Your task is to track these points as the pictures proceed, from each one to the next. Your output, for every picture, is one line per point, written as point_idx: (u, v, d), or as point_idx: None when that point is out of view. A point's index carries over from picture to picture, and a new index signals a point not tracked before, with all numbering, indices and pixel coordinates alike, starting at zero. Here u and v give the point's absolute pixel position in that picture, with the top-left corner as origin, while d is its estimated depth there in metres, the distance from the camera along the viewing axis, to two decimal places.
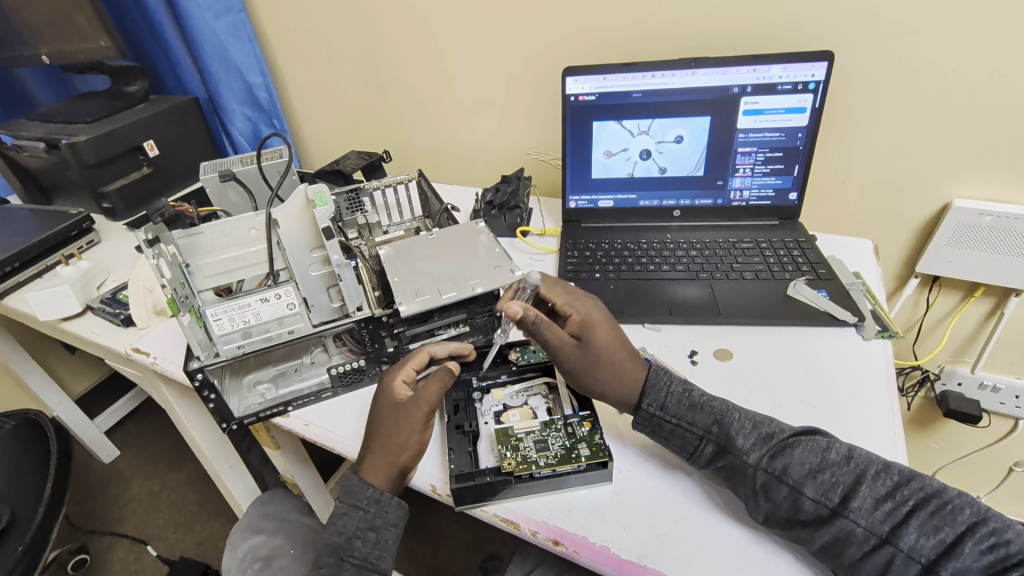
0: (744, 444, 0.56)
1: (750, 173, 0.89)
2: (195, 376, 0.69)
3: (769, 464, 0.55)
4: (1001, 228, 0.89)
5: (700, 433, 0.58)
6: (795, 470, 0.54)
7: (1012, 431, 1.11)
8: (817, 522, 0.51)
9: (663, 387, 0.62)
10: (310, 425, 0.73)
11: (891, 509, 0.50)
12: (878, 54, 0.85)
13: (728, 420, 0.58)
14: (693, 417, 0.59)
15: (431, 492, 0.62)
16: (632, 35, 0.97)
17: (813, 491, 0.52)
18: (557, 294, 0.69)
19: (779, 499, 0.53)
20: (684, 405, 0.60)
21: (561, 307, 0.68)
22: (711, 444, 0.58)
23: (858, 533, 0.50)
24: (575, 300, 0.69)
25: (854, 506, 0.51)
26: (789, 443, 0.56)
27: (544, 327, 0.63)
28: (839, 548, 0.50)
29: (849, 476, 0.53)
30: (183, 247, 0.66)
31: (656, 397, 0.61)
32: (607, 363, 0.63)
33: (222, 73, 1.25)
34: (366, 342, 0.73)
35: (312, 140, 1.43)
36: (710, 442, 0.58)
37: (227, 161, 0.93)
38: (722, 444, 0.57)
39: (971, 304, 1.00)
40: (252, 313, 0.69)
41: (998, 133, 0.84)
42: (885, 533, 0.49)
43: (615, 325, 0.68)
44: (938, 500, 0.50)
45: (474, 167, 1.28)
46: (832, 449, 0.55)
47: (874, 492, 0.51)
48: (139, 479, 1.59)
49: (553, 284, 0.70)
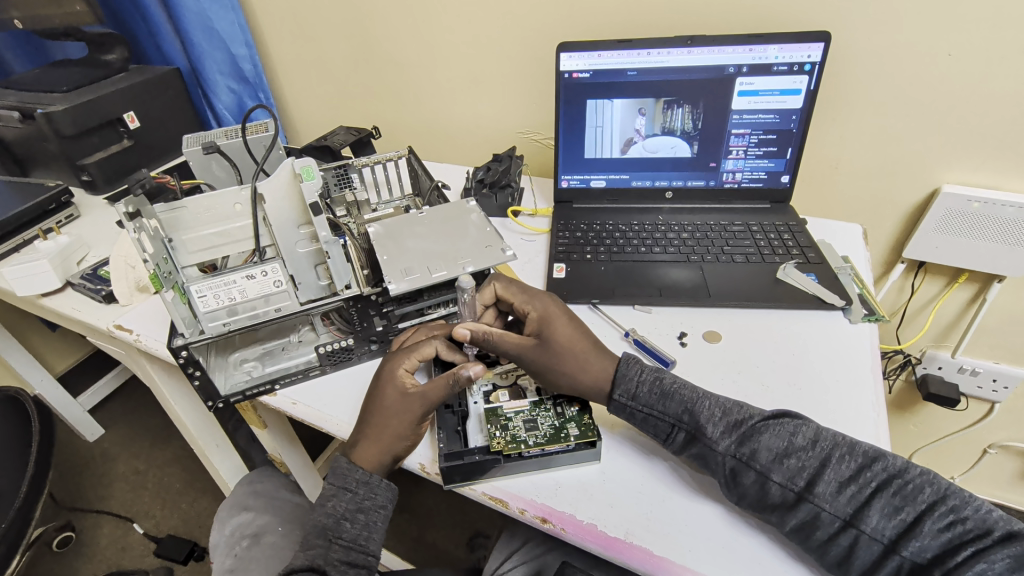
0: (714, 433, 0.56)
1: (743, 156, 0.89)
2: (180, 352, 0.67)
3: (738, 450, 0.55)
4: (988, 214, 0.90)
5: (672, 420, 0.59)
6: (763, 455, 0.54)
7: (988, 414, 1.13)
8: (784, 507, 0.52)
9: (633, 377, 0.61)
10: (298, 404, 0.72)
11: (854, 492, 0.51)
12: (875, 36, 0.84)
13: (697, 407, 0.58)
14: (664, 406, 0.60)
15: (419, 471, 0.62)
16: (627, 11, 0.95)
17: (780, 476, 0.53)
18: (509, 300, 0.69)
19: (747, 483, 0.54)
20: (655, 393, 0.60)
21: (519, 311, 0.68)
22: (683, 431, 0.58)
23: (822, 517, 0.51)
24: (527, 302, 0.68)
25: (819, 491, 0.52)
26: (758, 429, 0.56)
27: (498, 339, 0.63)
28: (806, 531, 0.51)
29: (814, 461, 0.53)
30: (165, 221, 0.64)
31: (627, 387, 0.61)
32: (571, 358, 0.62)
33: (205, 42, 1.21)
34: (355, 321, 0.72)
35: (299, 115, 1.40)
36: (682, 429, 0.58)
37: (211, 133, 0.90)
38: (693, 431, 0.58)
39: (955, 290, 1.02)
40: (238, 290, 0.67)
41: (988, 119, 0.84)
42: (848, 516, 0.50)
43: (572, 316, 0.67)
44: (899, 481, 0.51)
45: (465, 145, 1.26)
46: (799, 434, 0.55)
47: (838, 475, 0.52)
48: (124, 457, 1.58)
49: (505, 290, 0.70)
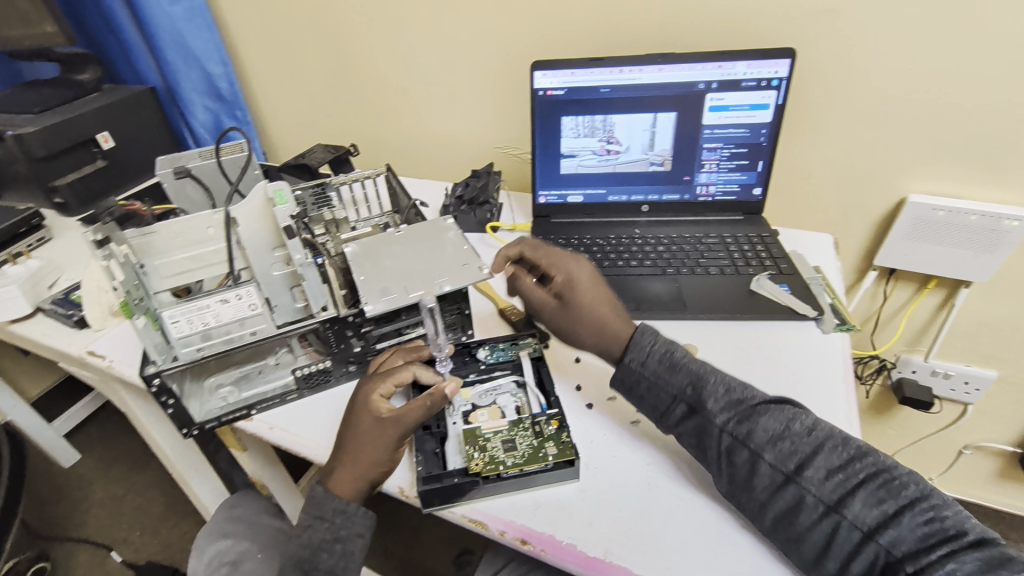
0: (715, 407, 0.57)
1: (715, 169, 0.90)
2: (153, 381, 0.66)
3: (734, 428, 0.56)
4: (953, 222, 0.92)
5: (676, 392, 0.60)
6: (758, 435, 0.55)
7: (962, 416, 1.16)
8: (772, 488, 0.53)
9: (646, 345, 0.63)
10: (275, 428, 0.71)
11: (842, 480, 0.51)
12: (840, 52, 0.87)
13: (704, 379, 0.59)
14: (670, 378, 0.60)
15: (398, 494, 0.61)
16: (600, 29, 0.97)
17: (771, 456, 0.53)
18: (544, 253, 0.74)
19: (739, 462, 0.55)
20: (665, 361, 0.61)
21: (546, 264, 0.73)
22: (683, 404, 0.59)
23: (806, 501, 0.51)
24: (560, 258, 0.73)
25: (808, 475, 0.52)
26: (758, 409, 0.56)
27: (526, 289, 0.74)
28: (788, 513, 0.52)
29: (807, 447, 0.53)
30: (136, 247, 0.64)
31: (638, 353, 0.63)
32: (586, 322, 0.69)
33: (180, 61, 1.20)
34: (332, 342, 0.72)
35: (277, 132, 1.39)
36: (683, 402, 0.59)
37: (185, 156, 0.89)
38: (695, 405, 0.58)
39: (925, 295, 1.04)
40: (212, 314, 0.67)
41: (949, 131, 0.87)
42: (831, 503, 0.50)
43: (601, 285, 0.72)
44: (884, 474, 0.51)
45: (444, 161, 1.27)
46: (796, 418, 0.55)
47: (828, 462, 0.52)
48: (102, 482, 1.54)
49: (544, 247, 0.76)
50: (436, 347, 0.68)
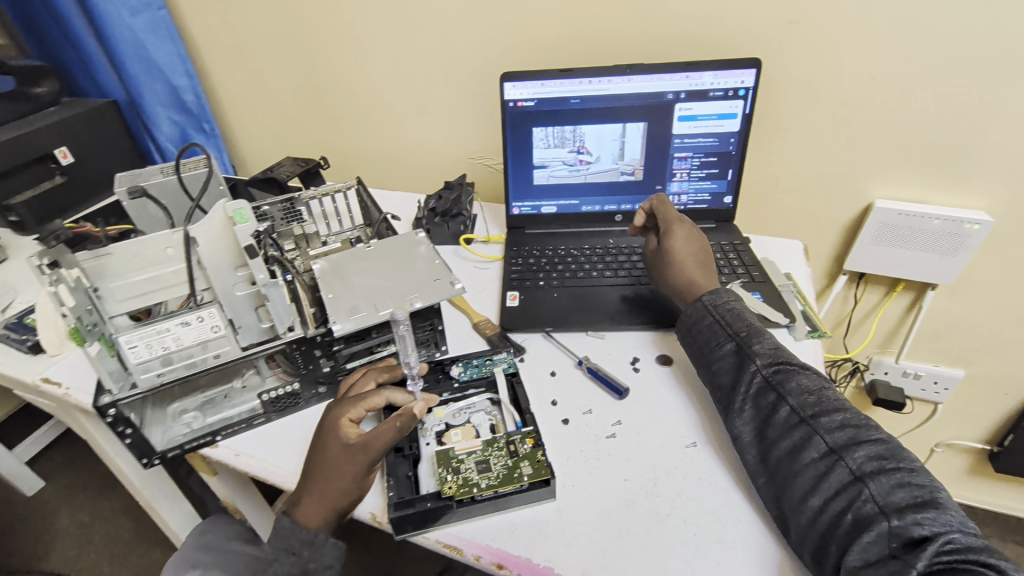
0: (758, 351, 0.62)
1: (687, 178, 0.91)
2: (107, 411, 0.62)
3: (769, 372, 0.61)
4: (917, 227, 0.94)
5: (730, 333, 0.66)
6: (790, 382, 0.59)
7: (932, 415, 1.18)
8: (785, 426, 0.57)
9: (723, 294, 0.70)
10: (241, 454, 0.69)
11: (852, 432, 0.54)
12: (803, 62, 0.88)
13: (761, 333, 0.65)
14: (732, 322, 0.67)
15: (370, 520, 0.59)
16: (569, 40, 0.97)
17: (795, 400, 0.58)
18: (664, 216, 0.83)
19: (765, 402, 0.60)
20: (734, 313, 0.68)
21: (664, 222, 0.82)
22: (731, 346, 0.65)
23: (813, 440, 0.55)
24: (676, 223, 0.81)
25: (822, 421, 0.55)
26: (797, 367, 0.61)
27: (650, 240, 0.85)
28: (793, 448, 0.55)
29: (833, 404, 0.57)
30: (89, 270, 0.61)
31: (715, 297, 0.70)
32: (674, 270, 0.78)
33: (143, 74, 1.16)
34: (299, 363, 0.69)
35: (246, 144, 1.35)
36: (732, 344, 0.65)
37: (145, 173, 0.86)
38: (741, 347, 0.64)
39: (894, 298, 1.06)
40: (172, 338, 0.64)
41: (910, 138, 0.89)
42: (836, 446, 0.53)
43: (702, 247, 0.80)
44: (894, 445, 0.52)
45: (417, 172, 1.25)
46: (831, 385, 0.59)
47: (846, 418, 0.55)
48: (67, 510, 1.47)
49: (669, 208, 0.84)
50: (404, 364, 0.66)
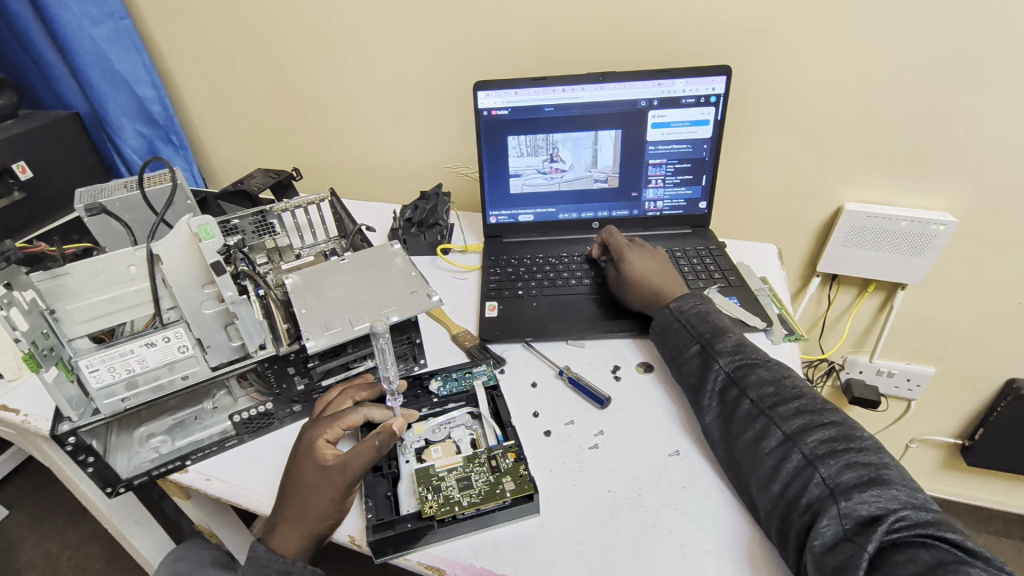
0: (721, 348, 0.65)
1: (662, 184, 0.91)
2: (67, 439, 0.60)
3: (732, 368, 0.63)
4: (886, 228, 0.96)
5: (696, 333, 0.68)
6: (750, 376, 0.62)
7: (906, 412, 1.21)
8: (747, 418, 0.59)
9: (690, 298, 0.73)
10: (213, 479, 0.66)
11: (807, 420, 0.56)
12: (771, 69, 0.90)
13: (723, 332, 0.67)
14: (697, 322, 0.69)
15: (349, 544, 0.57)
16: (541, 48, 0.98)
17: (754, 393, 0.60)
18: (616, 243, 0.86)
19: (728, 397, 0.62)
20: (698, 315, 0.70)
21: (614, 250, 0.85)
22: (696, 346, 0.68)
23: (770, 429, 0.57)
24: (627, 246, 0.85)
25: (779, 411, 0.58)
26: (758, 360, 0.63)
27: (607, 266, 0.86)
28: (753, 439, 0.58)
29: (790, 393, 0.59)
30: (46, 292, 0.58)
31: (681, 302, 0.73)
32: (638, 286, 0.79)
33: (106, 85, 1.12)
34: (273, 382, 0.67)
35: (216, 156, 1.32)
36: (697, 344, 0.68)
37: (107, 188, 0.83)
38: (705, 346, 0.67)
39: (866, 299, 1.09)
40: (137, 360, 0.61)
41: (876, 141, 0.92)
42: (791, 434, 0.56)
43: (659, 259, 0.82)
44: (846, 427, 0.55)
45: (393, 182, 1.24)
46: (790, 374, 0.61)
47: (802, 406, 0.57)
48: (32, 541, 1.40)
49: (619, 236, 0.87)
50: (384, 379, 0.62)
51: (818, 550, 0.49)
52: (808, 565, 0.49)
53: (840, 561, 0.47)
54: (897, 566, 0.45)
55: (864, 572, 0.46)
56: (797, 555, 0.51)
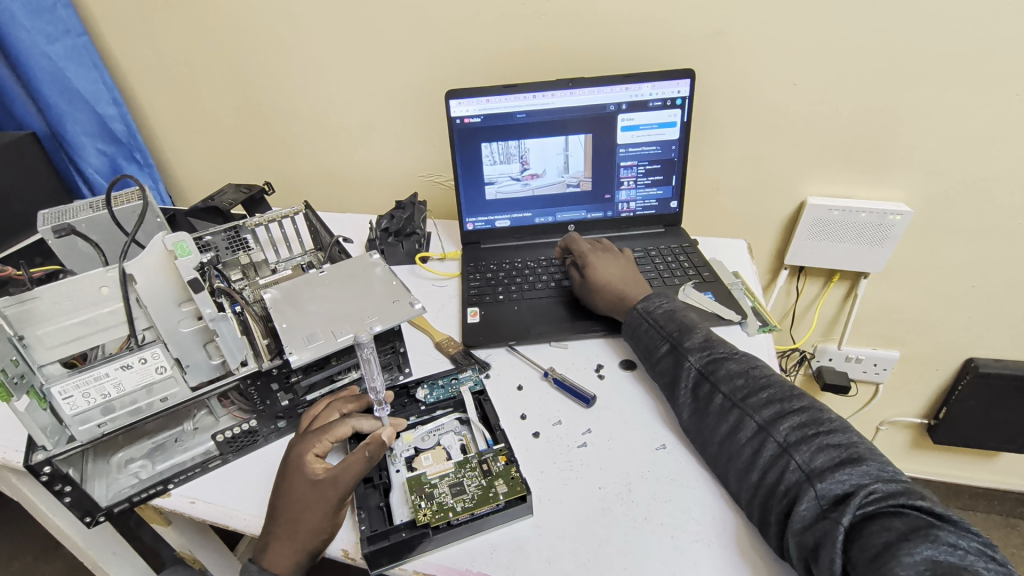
0: (690, 346, 0.67)
1: (634, 185, 0.93)
2: (41, 470, 0.57)
3: (702, 364, 0.65)
4: (847, 220, 1.01)
5: (664, 334, 0.71)
6: (720, 370, 0.64)
7: (875, 395, 1.26)
8: (720, 411, 0.62)
9: (655, 299, 0.75)
10: (197, 502, 0.65)
11: (779, 408, 0.58)
12: (732, 72, 0.93)
13: (690, 329, 0.69)
14: (664, 323, 0.72)
15: (343, 558, 0.57)
16: (510, 56, 0.99)
17: (727, 387, 0.62)
18: (578, 247, 0.86)
19: (701, 392, 0.64)
20: (665, 315, 0.72)
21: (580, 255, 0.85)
22: (666, 345, 0.70)
23: (744, 421, 0.59)
24: (590, 250, 0.85)
25: (751, 402, 0.60)
26: (725, 355, 0.65)
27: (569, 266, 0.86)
28: (728, 431, 0.60)
29: (759, 384, 0.61)
30: (12, 318, 0.56)
31: (648, 303, 0.75)
32: (604, 290, 0.80)
33: (64, 104, 1.09)
34: (256, 399, 0.66)
35: (183, 173, 1.29)
36: (667, 343, 0.70)
37: (72, 209, 0.80)
38: (674, 345, 0.69)
39: (832, 288, 1.13)
40: (112, 384, 0.60)
41: (834, 137, 0.96)
42: (764, 424, 0.58)
43: (620, 262, 0.84)
44: (814, 411, 0.57)
45: (367, 193, 1.23)
46: (758, 365, 0.63)
47: (771, 395, 0.60)
48: None
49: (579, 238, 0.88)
50: (372, 390, 0.62)
51: (799, 531, 0.51)
52: (792, 547, 0.51)
53: (819, 539, 0.49)
54: (873, 536, 0.47)
55: (842, 547, 0.48)
56: (779, 538, 0.53)
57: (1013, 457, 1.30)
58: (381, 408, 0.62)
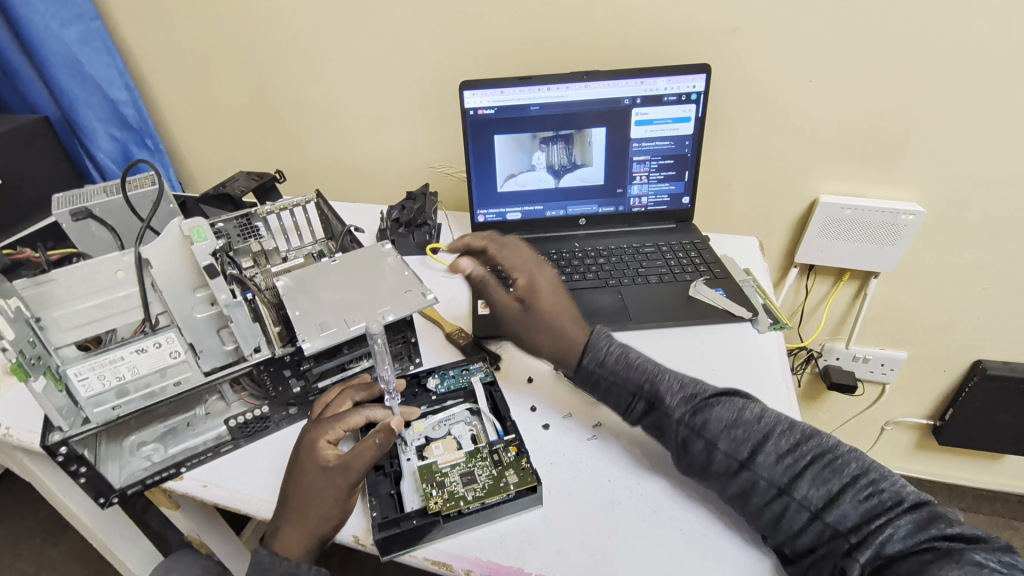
0: (672, 402, 0.61)
1: (646, 180, 0.93)
2: (58, 450, 0.58)
3: (690, 420, 0.59)
4: (859, 219, 1.00)
5: (634, 389, 0.64)
6: (712, 425, 0.58)
7: (881, 395, 1.26)
8: (726, 473, 0.56)
9: (604, 346, 0.67)
10: (210, 486, 0.65)
11: (791, 463, 0.54)
12: (748, 67, 0.92)
13: (657, 377, 0.63)
14: (628, 375, 0.65)
15: (353, 544, 0.57)
16: (524, 47, 0.99)
17: (725, 445, 0.57)
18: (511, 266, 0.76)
19: (695, 451, 0.58)
20: (623, 362, 0.65)
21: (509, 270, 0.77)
22: (643, 400, 0.63)
23: (758, 485, 0.54)
24: (529, 273, 0.76)
25: (760, 461, 0.55)
26: (710, 402, 0.60)
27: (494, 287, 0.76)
28: (742, 494, 0.55)
29: (758, 433, 0.57)
30: (30, 300, 0.57)
31: (595, 354, 0.67)
32: (546, 328, 0.71)
33: (77, 89, 1.09)
34: (269, 385, 0.67)
35: (194, 160, 1.30)
36: (642, 398, 0.63)
37: (87, 193, 0.81)
38: (653, 400, 0.62)
39: (841, 287, 1.13)
40: (127, 367, 0.60)
41: (849, 136, 0.95)
42: (782, 486, 0.54)
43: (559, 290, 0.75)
44: (829, 457, 0.54)
45: (377, 183, 1.23)
46: (748, 408, 0.59)
47: (777, 447, 0.56)
48: (7, 561, 1.35)
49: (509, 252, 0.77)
50: (381, 378, 0.62)
51: None
52: None
53: None
54: None
55: None
56: None
57: (1018, 460, 1.29)
58: (391, 397, 0.63)
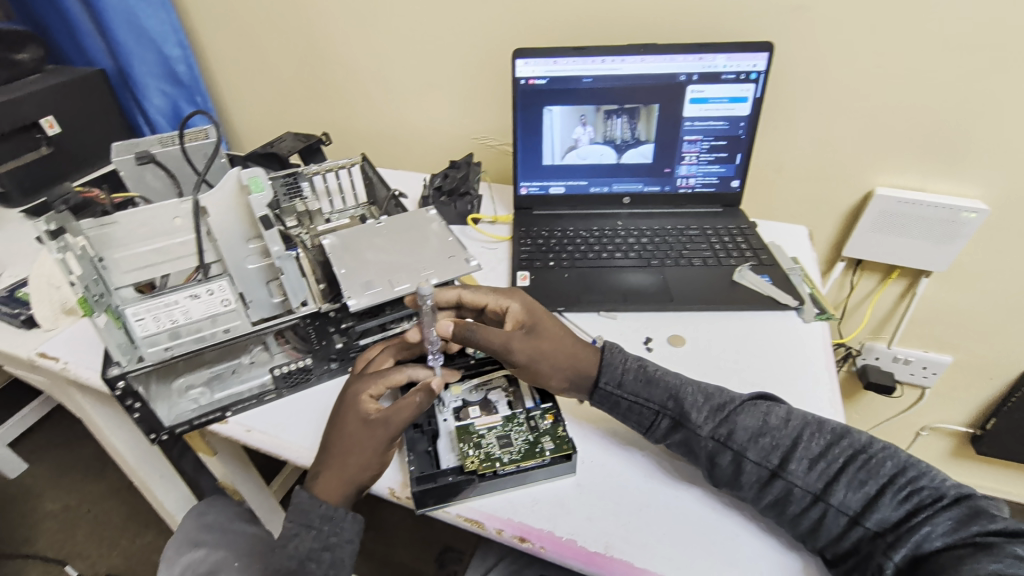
0: (697, 417, 0.58)
1: (695, 161, 0.91)
2: (116, 383, 0.61)
3: (716, 431, 0.58)
4: (917, 214, 0.96)
5: (656, 407, 0.60)
6: (739, 434, 0.57)
7: (920, 398, 1.22)
8: (759, 484, 0.55)
9: (618, 365, 0.63)
10: (253, 431, 0.68)
11: (825, 468, 0.54)
12: (812, 49, 0.89)
13: (679, 393, 0.60)
14: (648, 393, 0.61)
15: (389, 496, 0.60)
16: (579, 18, 0.96)
17: (754, 454, 0.56)
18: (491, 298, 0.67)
19: (724, 463, 0.57)
20: (641, 380, 0.62)
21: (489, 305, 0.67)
22: (666, 418, 0.60)
23: (794, 493, 0.54)
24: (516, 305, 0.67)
25: (792, 469, 0.54)
26: (734, 410, 0.59)
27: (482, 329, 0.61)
28: (778, 504, 0.54)
29: (786, 439, 0.56)
30: (93, 239, 0.59)
31: (612, 375, 0.62)
32: (555, 357, 0.62)
33: (134, 43, 1.11)
34: (313, 339, 0.68)
35: (241, 120, 1.32)
36: (665, 416, 0.60)
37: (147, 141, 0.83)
38: (677, 417, 0.59)
39: (889, 285, 1.09)
40: (181, 311, 0.62)
41: (915, 126, 0.91)
42: (818, 493, 0.53)
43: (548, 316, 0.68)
44: (864, 459, 0.54)
45: (419, 152, 1.23)
46: (773, 414, 0.58)
47: (809, 454, 0.55)
48: (53, 493, 1.43)
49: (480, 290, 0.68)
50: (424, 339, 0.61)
51: None
52: None
53: None
54: None
55: None
56: None
57: None
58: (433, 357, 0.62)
